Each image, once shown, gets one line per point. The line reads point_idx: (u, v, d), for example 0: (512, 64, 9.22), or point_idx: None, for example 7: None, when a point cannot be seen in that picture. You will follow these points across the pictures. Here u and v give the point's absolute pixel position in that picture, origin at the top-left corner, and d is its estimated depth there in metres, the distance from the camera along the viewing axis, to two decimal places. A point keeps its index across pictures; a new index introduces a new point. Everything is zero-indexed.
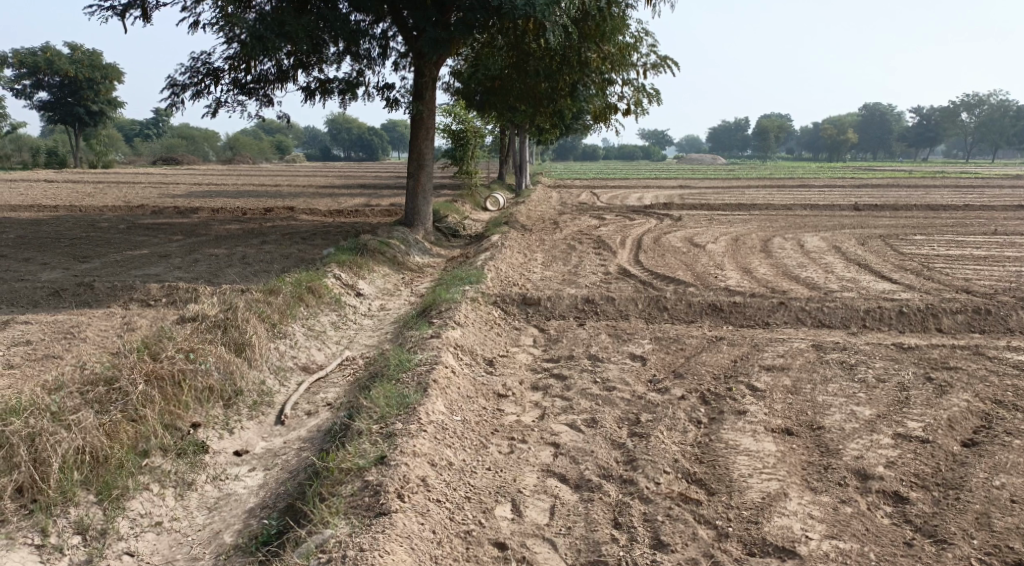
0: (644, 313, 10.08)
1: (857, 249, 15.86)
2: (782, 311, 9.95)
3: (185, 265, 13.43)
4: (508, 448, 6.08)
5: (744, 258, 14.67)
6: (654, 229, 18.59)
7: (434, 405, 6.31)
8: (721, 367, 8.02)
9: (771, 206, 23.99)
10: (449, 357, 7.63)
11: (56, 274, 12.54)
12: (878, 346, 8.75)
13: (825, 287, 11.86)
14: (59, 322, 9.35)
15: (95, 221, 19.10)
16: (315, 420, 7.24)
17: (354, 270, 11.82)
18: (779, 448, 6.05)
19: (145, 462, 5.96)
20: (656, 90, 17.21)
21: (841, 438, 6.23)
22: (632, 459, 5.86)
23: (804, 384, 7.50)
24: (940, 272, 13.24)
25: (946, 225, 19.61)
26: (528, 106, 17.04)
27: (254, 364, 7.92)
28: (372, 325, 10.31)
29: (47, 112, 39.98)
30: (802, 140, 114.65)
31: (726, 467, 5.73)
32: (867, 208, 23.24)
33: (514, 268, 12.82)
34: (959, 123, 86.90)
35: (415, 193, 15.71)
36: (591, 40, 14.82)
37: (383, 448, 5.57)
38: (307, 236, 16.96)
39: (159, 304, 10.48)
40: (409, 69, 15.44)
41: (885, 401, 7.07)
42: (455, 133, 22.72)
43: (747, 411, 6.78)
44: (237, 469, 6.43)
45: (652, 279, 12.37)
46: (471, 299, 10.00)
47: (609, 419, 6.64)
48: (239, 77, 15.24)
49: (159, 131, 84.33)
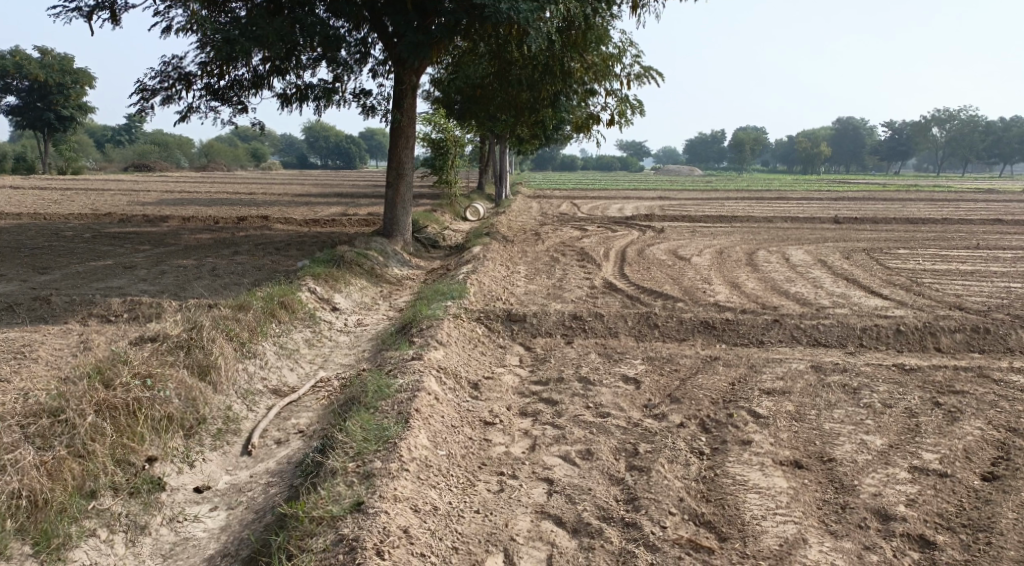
0: (634, 331, 9.59)
1: (843, 262, 15.51)
2: (776, 329, 9.51)
3: (150, 277, 12.79)
4: (497, 486, 5.57)
5: (730, 271, 14.29)
6: (636, 241, 18.20)
7: (417, 437, 5.80)
8: (719, 390, 7.55)
9: (752, 218, 23.74)
10: (432, 381, 7.08)
11: (12, 286, 11.87)
12: (880, 367, 8.33)
13: (816, 303, 11.47)
14: (10, 341, 8.71)
15: (60, 229, 18.33)
16: (285, 450, 6.72)
17: (329, 283, 11.27)
18: (790, 484, 5.61)
19: (92, 504, 5.47)
20: (639, 101, 16.78)
21: (855, 472, 5.79)
22: (633, 498, 5.40)
23: (807, 410, 7.03)
24: (930, 288, 12.91)
25: (928, 239, 19.41)
26: (510, 114, 16.48)
27: (220, 389, 7.38)
28: (349, 342, 9.76)
29: (16, 117, 38.93)
30: (777, 152, 115.51)
31: (736, 508, 5.30)
32: (848, 221, 22.99)
33: (497, 281, 12.33)
34: (929, 136, 87.97)
35: (394, 204, 15.18)
36: (575, 50, 14.29)
37: (360, 493, 5.06)
38: (281, 247, 16.35)
39: (120, 321, 9.87)
40: (388, 76, 14.98)
41: (895, 429, 6.62)
42: (434, 142, 22.22)
43: (753, 440, 6.31)
44: (197, 509, 5.91)
45: (639, 293, 11.94)
46: (453, 316, 9.49)
47: (605, 450, 6.14)
48: (212, 83, 14.65)
49: (132, 137, 83.10)
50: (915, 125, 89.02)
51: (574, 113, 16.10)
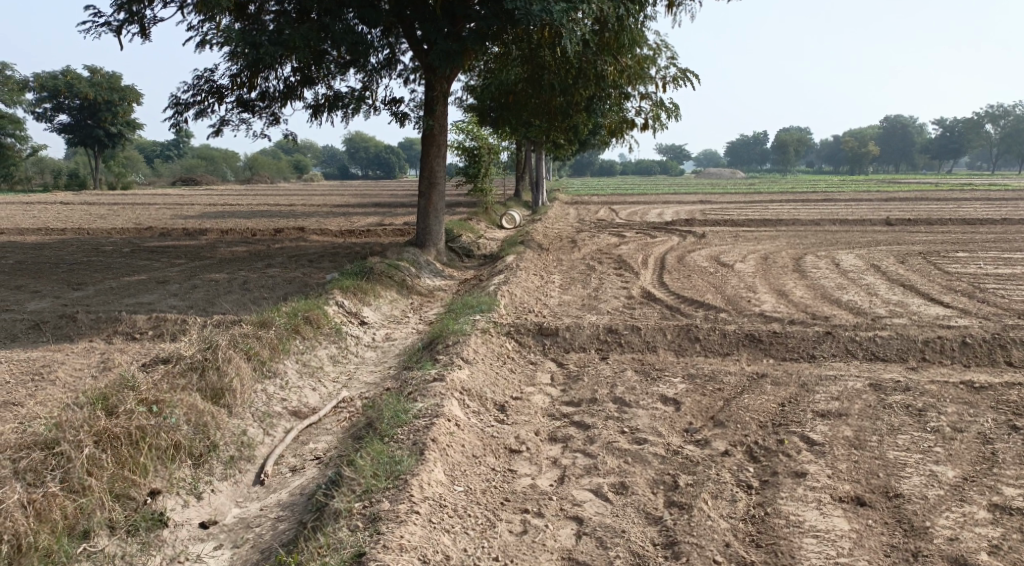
0: (674, 345, 8.95)
1: (898, 268, 14.61)
2: (829, 341, 8.79)
3: (181, 292, 12.56)
4: (520, 527, 5.05)
5: (776, 279, 13.54)
6: (676, 247, 17.48)
7: (431, 473, 5.32)
8: (768, 412, 6.90)
9: (798, 221, 22.78)
10: (454, 407, 6.58)
11: (44, 302, 11.72)
12: (947, 385, 7.58)
13: (871, 312, 10.69)
14: (31, 361, 8.45)
15: (100, 244, 18.28)
16: (300, 480, 6.28)
17: (358, 295, 10.84)
18: (851, 526, 4.99)
19: (83, 546, 5.10)
20: (675, 105, 16.12)
21: (926, 510, 5.13)
22: (673, 542, 4.86)
23: (868, 435, 6.33)
24: (995, 294, 12.02)
25: (988, 241, 18.28)
26: (544, 121, 15.93)
27: (234, 413, 6.98)
28: (375, 358, 9.32)
29: (67, 134, 39.64)
30: (822, 152, 112.74)
31: (790, 556, 4.72)
32: (900, 222, 21.93)
33: (530, 292, 11.80)
34: (981, 134, 85.20)
35: (426, 213, 14.73)
36: (608, 52, 13.51)
37: (364, 542, 4.58)
38: (314, 259, 16.05)
39: (145, 338, 9.57)
40: (419, 83, 14.57)
41: (969, 457, 5.91)
42: (468, 150, 21.85)
43: (808, 472, 5.66)
44: (200, 547, 5.51)
45: (680, 303, 11.30)
46: (481, 330, 8.96)
47: (641, 483, 5.58)
48: (244, 95, 14.41)
49: (179, 151, 84.63)
50: (967, 122, 86.10)
51: (608, 118, 15.39)
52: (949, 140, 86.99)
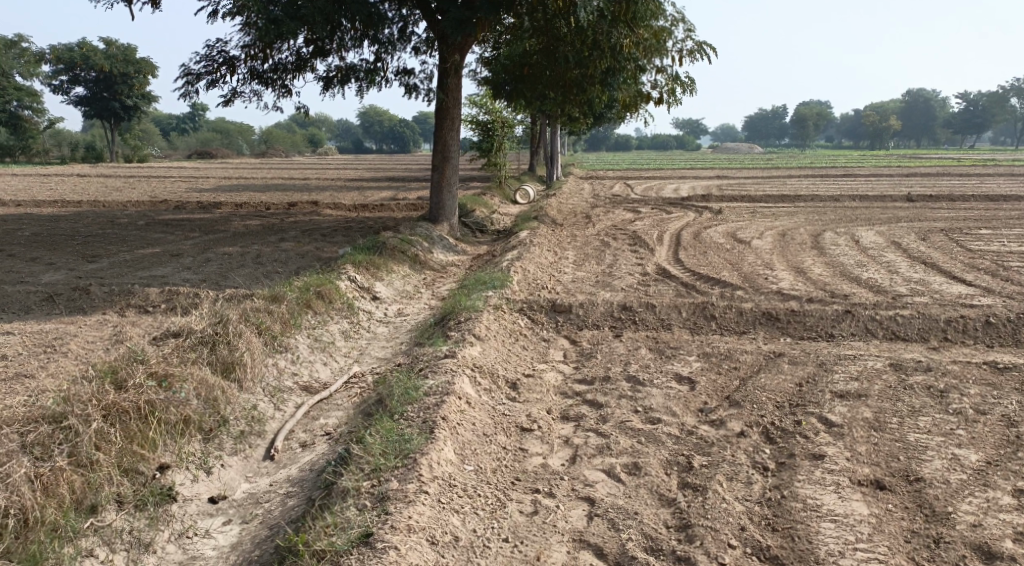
0: (689, 323, 8.81)
1: (919, 245, 14.32)
2: (848, 320, 8.61)
3: (195, 265, 12.51)
4: (530, 507, 4.98)
5: (794, 255, 13.33)
6: (692, 223, 17.24)
7: (442, 451, 5.25)
8: (785, 392, 6.76)
9: (817, 197, 22.42)
10: (465, 384, 6.49)
11: (58, 274, 11.70)
12: (969, 366, 7.41)
13: (892, 291, 10.48)
14: (44, 333, 8.42)
15: (115, 216, 18.26)
16: (309, 455, 6.22)
17: (370, 270, 10.75)
18: (871, 510, 4.88)
19: (90, 521, 5.06)
20: (691, 80, 15.85)
21: (948, 495, 5.00)
22: (686, 524, 4.77)
23: (887, 417, 6.19)
24: (1018, 272, 11.76)
25: (1011, 218, 17.90)
26: (558, 94, 15.64)
27: (244, 388, 6.92)
28: (387, 333, 9.24)
29: (83, 107, 39.69)
30: (842, 127, 111.11)
31: (807, 541, 4.62)
32: (922, 199, 21.52)
33: (544, 268, 11.67)
34: (1006, 108, 83.60)
35: (439, 187, 14.58)
36: (622, 22, 13.28)
37: (371, 522, 4.51)
38: (327, 233, 15.95)
39: (157, 311, 9.52)
40: (432, 55, 14.38)
41: (991, 441, 5.76)
42: (482, 124, 21.68)
43: (826, 454, 5.54)
44: (209, 523, 5.48)
45: (696, 280, 11.13)
46: (494, 307, 8.85)
47: (654, 463, 5.47)
48: (256, 66, 14.25)
49: (195, 125, 84.66)
50: (991, 97, 84.40)
51: (623, 92, 15.13)
52: (973, 115, 85.33)
